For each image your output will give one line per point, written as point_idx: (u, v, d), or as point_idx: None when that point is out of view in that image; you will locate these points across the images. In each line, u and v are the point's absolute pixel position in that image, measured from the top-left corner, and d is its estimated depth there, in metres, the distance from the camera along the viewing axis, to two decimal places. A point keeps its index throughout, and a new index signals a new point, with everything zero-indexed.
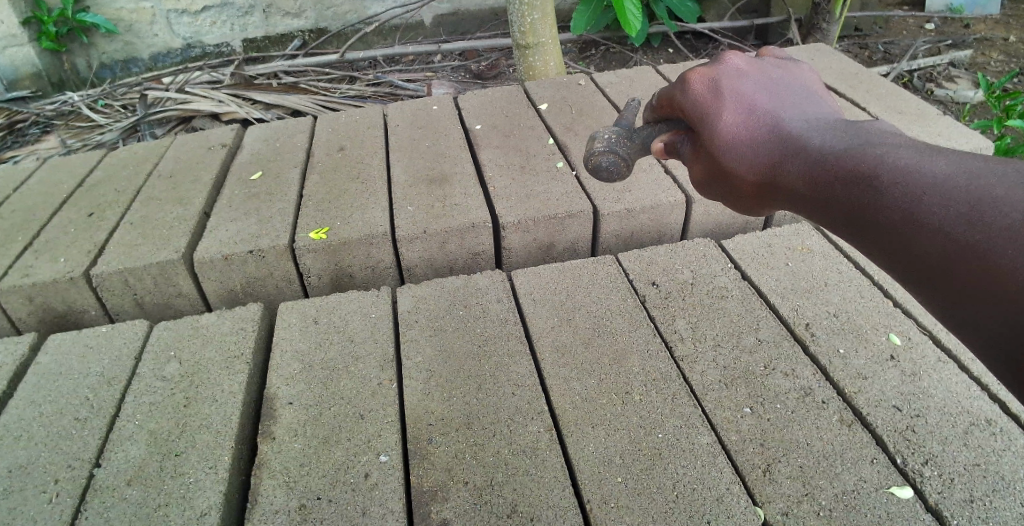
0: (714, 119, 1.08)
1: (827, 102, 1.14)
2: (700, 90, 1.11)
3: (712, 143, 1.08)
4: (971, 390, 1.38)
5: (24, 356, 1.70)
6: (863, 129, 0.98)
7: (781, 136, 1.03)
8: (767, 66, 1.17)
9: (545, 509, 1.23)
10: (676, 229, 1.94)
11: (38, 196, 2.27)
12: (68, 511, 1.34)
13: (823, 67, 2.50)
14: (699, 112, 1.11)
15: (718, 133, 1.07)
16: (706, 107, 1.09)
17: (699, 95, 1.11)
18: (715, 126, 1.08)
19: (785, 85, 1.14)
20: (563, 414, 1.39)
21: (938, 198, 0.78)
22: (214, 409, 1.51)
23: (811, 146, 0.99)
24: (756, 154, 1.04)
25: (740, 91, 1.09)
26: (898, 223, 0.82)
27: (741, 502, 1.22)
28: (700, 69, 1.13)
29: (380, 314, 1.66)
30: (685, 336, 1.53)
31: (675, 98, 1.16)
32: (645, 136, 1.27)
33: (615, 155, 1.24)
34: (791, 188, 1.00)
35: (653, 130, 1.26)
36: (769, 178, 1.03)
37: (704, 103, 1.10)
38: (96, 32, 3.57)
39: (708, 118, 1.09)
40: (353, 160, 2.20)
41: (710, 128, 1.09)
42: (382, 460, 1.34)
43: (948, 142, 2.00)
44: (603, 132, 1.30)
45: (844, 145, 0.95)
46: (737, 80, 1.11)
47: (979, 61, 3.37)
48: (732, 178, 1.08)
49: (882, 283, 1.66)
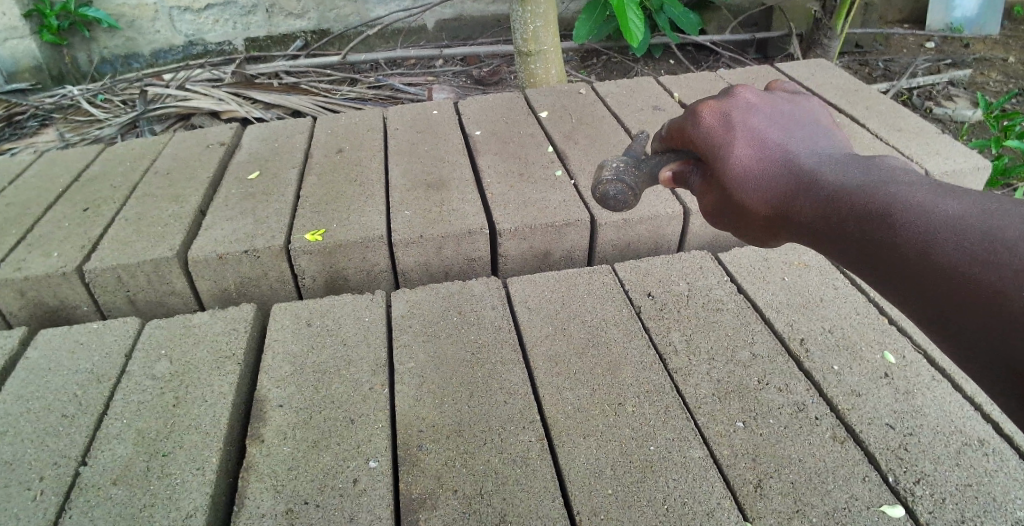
0: (724, 151, 1.06)
1: (837, 138, 1.13)
2: (710, 121, 1.08)
3: (724, 175, 1.05)
4: (964, 410, 1.38)
5: (13, 350, 1.68)
6: (877, 166, 0.97)
7: (793, 170, 1.01)
8: (778, 102, 1.15)
9: (534, 519, 1.22)
10: (673, 240, 1.94)
11: (33, 190, 2.25)
12: (52, 509, 1.32)
13: (823, 83, 2.50)
14: (708, 143, 1.08)
15: (729, 164, 1.05)
16: (716, 140, 1.07)
17: (709, 126, 1.08)
18: (727, 159, 1.05)
19: (796, 121, 1.12)
20: (554, 424, 1.38)
21: (945, 228, 0.79)
22: (203, 410, 1.49)
23: (823, 181, 0.97)
24: (768, 187, 1.02)
25: (751, 125, 1.07)
26: (907, 252, 0.81)
27: (732, 517, 1.21)
28: (711, 102, 1.11)
29: (374, 318, 1.65)
30: (680, 348, 1.53)
31: (685, 129, 1.13)
32: (652, 165, 1.23)
33: (621, 184, 1.24)
34: (803, 221, 0.99)
35: (661, 160, 1.22)
36: (780, 210, 1.01)
37: (713, 134, 1.07)
38: (97, 26, 3.56)
39: (718, 150, 1.06)
40: (352, 163, 2.20)
41: (719, 161, 1.06)
42: (372, 466, 1.33)
43: (946, 161, 2.01)
44: (614, 159, 1.30)
45: (858, 180, 0.94)
46: (749, 114, 1.09)
47: (978, 81, 3.39)
48: (743, 212, 1.05)
49: (877, 300, 1.66)
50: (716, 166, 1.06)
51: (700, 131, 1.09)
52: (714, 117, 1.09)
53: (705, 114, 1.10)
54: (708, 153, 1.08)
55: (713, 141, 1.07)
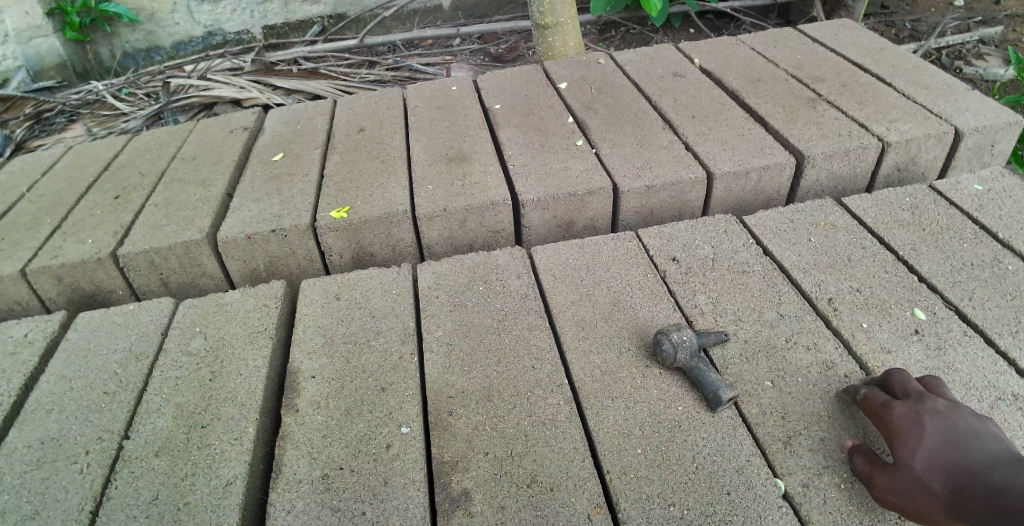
0: (913, 434, 1.15)
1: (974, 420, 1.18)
2: (904, 409, 1.19)
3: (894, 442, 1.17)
4: (997, 365, 1.37)
5: (55, 333, 1.74)
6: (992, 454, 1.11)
7: (943, 437, 1.14)
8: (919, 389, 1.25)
9: (565, 479, 1.25)
10: (696, 206, 1.93)
11: (65, 181, 2.31)
12: (99, 480, 1.38)
13: (847, 43, 2.45)
14: (894, 425, 1.18)
15: (916, 449, 1.14)
16: (904, 428, 1.17)
17: (902, 412, 1.19)
18: (900, 435, 1.17)
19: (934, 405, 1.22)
20: (582, 388, 1.39)
21: None
22: (239, 383, 1.53)
23: (962, 456, 1.11)
24: (926, 455, 1.12)
25: (911, 410, 1.19)
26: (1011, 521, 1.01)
27: (761, 474, 1.23)
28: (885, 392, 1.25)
29: (401, 290, 1.68)
30: (706, 311, 1.53)
31: (873, 407, 1.23)
32: (685, 359, 1.35)
33: (666, 341, 1.36)
34: (937, 474, 1.10)
35: (690, 370, 1.35)
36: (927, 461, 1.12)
37: (901, 421, 1.18)
38: (118, 21, 3.61)
39: (901, 436, 1.16)
40: (373, 141, 2.22)
41: (904, 445, 1.15)
42: (404, 431, 1.36)
43: (976, 118, 1.97)
44: (686, 331, 1.38)
45: (991, 455, 1.11)
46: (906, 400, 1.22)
47: (1010, 39, 3.28)
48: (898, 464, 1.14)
49: (907, 258, 1.64)
50: (900, 448, 1.15)
51: (888, 413, 1.20)
52: (907, 406, 1.20)
53: (898, 403, 1.21)
54: (892, 435, 1.18)
55: (900, 427, 1.18)
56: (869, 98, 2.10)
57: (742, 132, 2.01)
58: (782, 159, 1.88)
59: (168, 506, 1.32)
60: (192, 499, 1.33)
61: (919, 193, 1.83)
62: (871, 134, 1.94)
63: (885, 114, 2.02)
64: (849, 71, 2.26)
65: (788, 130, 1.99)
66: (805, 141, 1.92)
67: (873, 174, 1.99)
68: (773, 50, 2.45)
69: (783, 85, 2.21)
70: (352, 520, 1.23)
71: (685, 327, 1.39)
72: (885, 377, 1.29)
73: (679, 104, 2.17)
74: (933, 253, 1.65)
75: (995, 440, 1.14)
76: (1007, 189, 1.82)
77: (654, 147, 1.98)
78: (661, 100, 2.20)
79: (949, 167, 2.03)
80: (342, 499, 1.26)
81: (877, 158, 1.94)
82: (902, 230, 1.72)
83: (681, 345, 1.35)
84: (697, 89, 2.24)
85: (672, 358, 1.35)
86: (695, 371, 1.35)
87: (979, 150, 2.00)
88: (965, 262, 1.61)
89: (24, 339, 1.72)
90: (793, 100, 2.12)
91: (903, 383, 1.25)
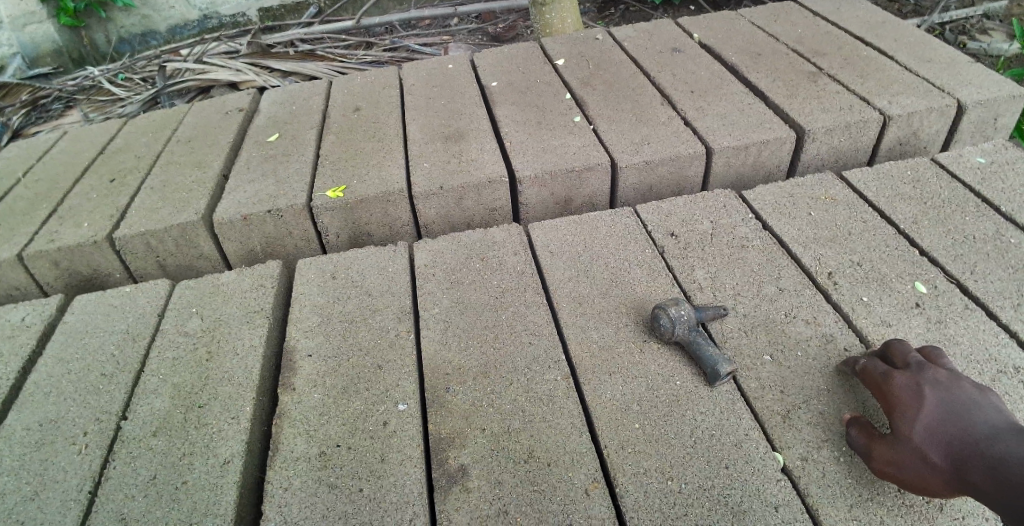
0: (913, 406, 1.14)
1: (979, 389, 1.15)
2: (903, 379, 1.18)
3: (896, 415, 1.15)
4: (999, 337, 1.35)
5: (52, 316, 1.73)
6: (994, 426, 1.08)
7: (944, 408, 1.12)
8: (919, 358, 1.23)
9: (563, 454, 1.24)
10: (695, 182, 1.92)
11: (62, 165, 2.30)
12: (97, 461, 1.38)
13: (849, 17, 2.41)
14: (894, 395, 1.17)
15: (915, 421, 1.12)
16: (904, 399, 1.15)
17: (901, 382, 1.18)
18: (904, 409, 1.15)
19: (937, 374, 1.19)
20: (580, 363, 1.38)
21: None
22: (236, 362, 1.52)
23: (964, 427, 1.09)
24: (928, 427, 1.11)
25: (913, 382, 1.17)
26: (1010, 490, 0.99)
27: (760, 447, 1.22)
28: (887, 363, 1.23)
29: (397, 268, 1.67)
30: (705, 285, 1.51)
31: (875, 380, 1.22)
32: (684, 334, 1.34)
33: (668, 319, 1.33)
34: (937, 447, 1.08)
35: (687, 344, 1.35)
36: (926, 431, 1.10)
37: (901, 391, 1.16)
38: (113, 6, 3.57)
39: (902, 407, 1.15)
40: (369, 120, 2.19)
41: (906, 417, 1.14)
42: (401, 408, 1.35)
43: (979, 91, 1.94)
44: (686, 307, 1.36)
45: (992, 425, 1.08)
46: (908, 370, 1.20)
47: (1016, 12, 3.22)
48: (899, 436, 1.13)
49: (908, 231, 1.62)
50: (900, 420, 1.14)
51: (887, 382, 1.19)
52: (906, 376, 1.18)
53: (898, 374, 1.20)
54: (893, 407, 1.17)
55: (900, 397, 1.16)
56: (870, 72, 2.07)
57: (742, 107, 1.98)
58: (782, 134, 1.85)
59: (166, 485, 1.32)
60: (190, 478, 1.32)
61: (921, 166, 1.80)
62: (872, 108, 1.91)
63: (886, 88, 1.99)
64: (851, 45, 2.23)
65: (789, 104, 1.96)
66: (806, 116, 1.90)
67: (875, 148, 1.96)
68: (773, 24, 2.42)
69: (783, 60, 2.18)
70: (350, 497, 1.22)
71: (683, 302, 1.37)
72: (885, 347, 1.29)
73: (679, 79, 2.14)
74: (934, 227, 1.63)
75: (995, 408, 1.12)
76: (1011, 161, 1.80)
77: (653, 122, 1.96)
78: (660, 75, 2.17)
79: (951, 141, 2.00)
80: (339, 476, 1.26)
81: (878, 132, 1.91)
82: (903, 203, 1.69)
83: (679, 320, 1.33)
84: (696, 64, 2.22)
85: (670, 333, 1.34)
86: (695, 346, 1.33)
87: (982, 124, 1.97)
88: (966, 235, 1.60)
89: (22, 323, 1.72)
90: (794, 75, 2.09)
91: (903, 353, 1.24)
